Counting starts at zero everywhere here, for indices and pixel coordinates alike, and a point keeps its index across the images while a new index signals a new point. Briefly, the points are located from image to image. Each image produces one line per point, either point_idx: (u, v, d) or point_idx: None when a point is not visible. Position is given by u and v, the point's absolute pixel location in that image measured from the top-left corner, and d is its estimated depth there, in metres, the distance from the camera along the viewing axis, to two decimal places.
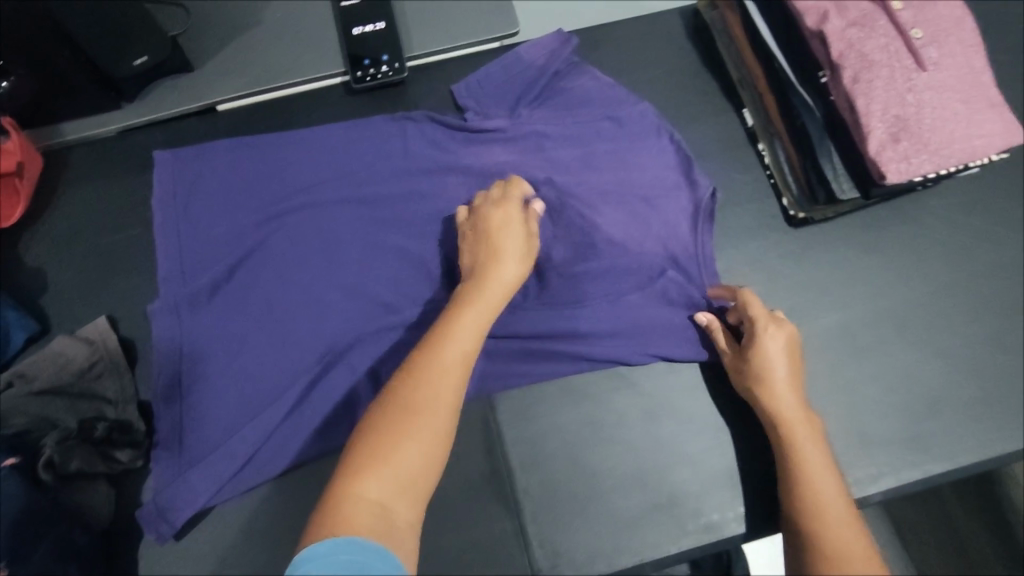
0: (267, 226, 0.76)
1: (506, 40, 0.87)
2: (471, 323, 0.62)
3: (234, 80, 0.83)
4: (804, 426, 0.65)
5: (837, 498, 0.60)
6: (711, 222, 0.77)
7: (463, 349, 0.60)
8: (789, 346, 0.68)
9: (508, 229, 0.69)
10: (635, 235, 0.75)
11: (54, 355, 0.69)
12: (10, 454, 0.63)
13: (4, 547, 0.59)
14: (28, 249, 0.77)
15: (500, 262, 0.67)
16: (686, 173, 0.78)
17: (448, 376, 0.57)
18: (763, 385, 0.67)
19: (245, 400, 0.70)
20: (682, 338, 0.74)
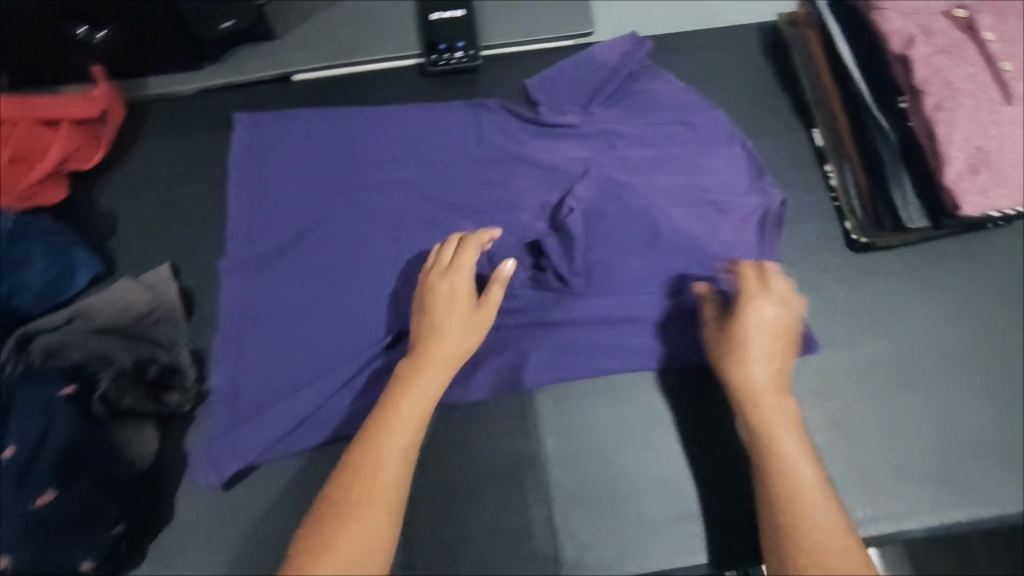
0: (343, 194, 0.79)
1: (580, 39, 0.88)
2: (410, 413, 0.61)
3: (313, 53, 0.85)
4: (779, 415, 0.62)
5: (817, 490, 0.58)
6: (779, 230, 0.79)
7: (401, 443, 0.60)
8: (778, 323, 0.66)
9: (450, 306, 0.67)
10: (705, 230, 0.78)
11: (117, 297, 0.72)
12: (66, 382, 0.66)
13: (51, 474, 0.61)
14: (102, 193, 0.80)
15: (440, 341, 0.65)
16: (757, 183, 0.81)
17: (385, 469, 0.58)
18: (743, 367, 0.65)
19: (303, 359, 0.72)
20: None
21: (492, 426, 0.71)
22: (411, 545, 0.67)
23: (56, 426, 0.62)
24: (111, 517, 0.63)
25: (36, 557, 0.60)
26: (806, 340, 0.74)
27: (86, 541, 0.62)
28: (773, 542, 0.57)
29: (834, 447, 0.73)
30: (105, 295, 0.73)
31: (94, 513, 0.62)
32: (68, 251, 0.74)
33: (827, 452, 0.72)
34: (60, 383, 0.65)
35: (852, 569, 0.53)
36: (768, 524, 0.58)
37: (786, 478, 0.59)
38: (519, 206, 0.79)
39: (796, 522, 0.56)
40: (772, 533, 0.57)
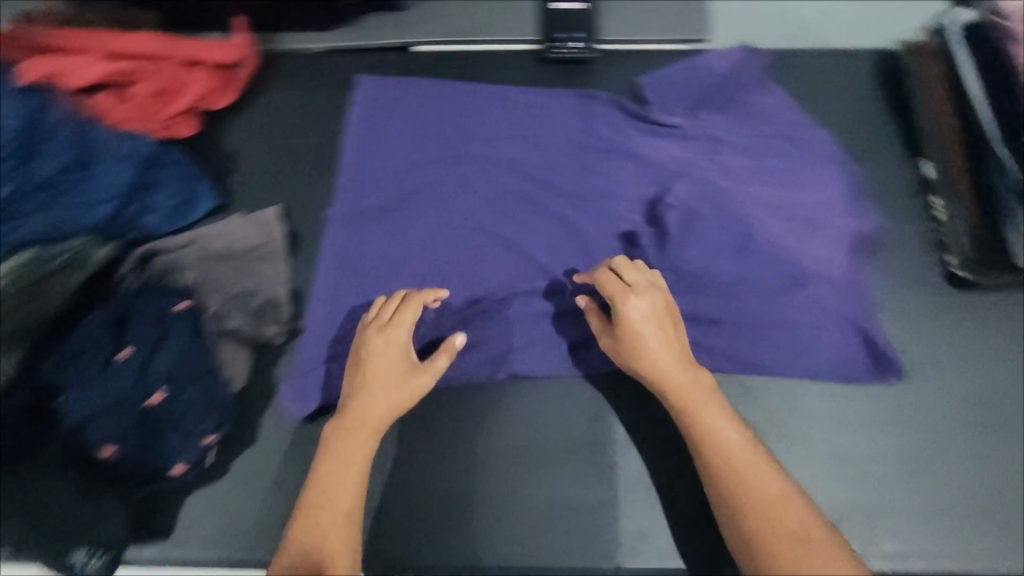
0: (449, 165, 0.82)
1: (695, 44, 0.89)
2: (347, 479, 0.63)
3: (436, 27, 0.89)
4: (691, 391, 0.65)
5: (744, 452, 0.62)
6: (872, 254, 0.78)
7: (342, 507, 0.62)
8: (652, 314, 0.68)
9: (385, 363, 0.68)
10: (796, 245, 0.77)
11: (233, 230, 0.77)
12: (183, 298, 0.71)
13: (165, 375, 0.66)
14: (227, 133, 0.85)
15: (373, 403, 0.66)
16: (858, 205, 0.80)
17: (331, 543, 0.59)
18: (642, 359, 0.66)
19: None
20: (826, 362, 0.74)
21: (565, 403, 0.72)
22: (473, 505, 0.69)
23: (173, 334, 0.68)
24: (207, 425, 0.67)
25: (138, 451, 0.64)
26: (891, 363, 0.73)
27: (182, 443, 0.66)
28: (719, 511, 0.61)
29: (905, 479, 0.71)
30: (222, 227, 0.77)
31: (195, 419, 0.66)
32: (193, 181, 0.79)
33: (899, 483, 0.71)
34: (175, 297, 0.71)
35: (795, 516, 0.58)
36: (712, 497, 0.62)
37: (710, 446, 0.63)
38: (618, 198, 0.81)
39: (732, 488, 0.60)
40: (719, 505, 0.61)
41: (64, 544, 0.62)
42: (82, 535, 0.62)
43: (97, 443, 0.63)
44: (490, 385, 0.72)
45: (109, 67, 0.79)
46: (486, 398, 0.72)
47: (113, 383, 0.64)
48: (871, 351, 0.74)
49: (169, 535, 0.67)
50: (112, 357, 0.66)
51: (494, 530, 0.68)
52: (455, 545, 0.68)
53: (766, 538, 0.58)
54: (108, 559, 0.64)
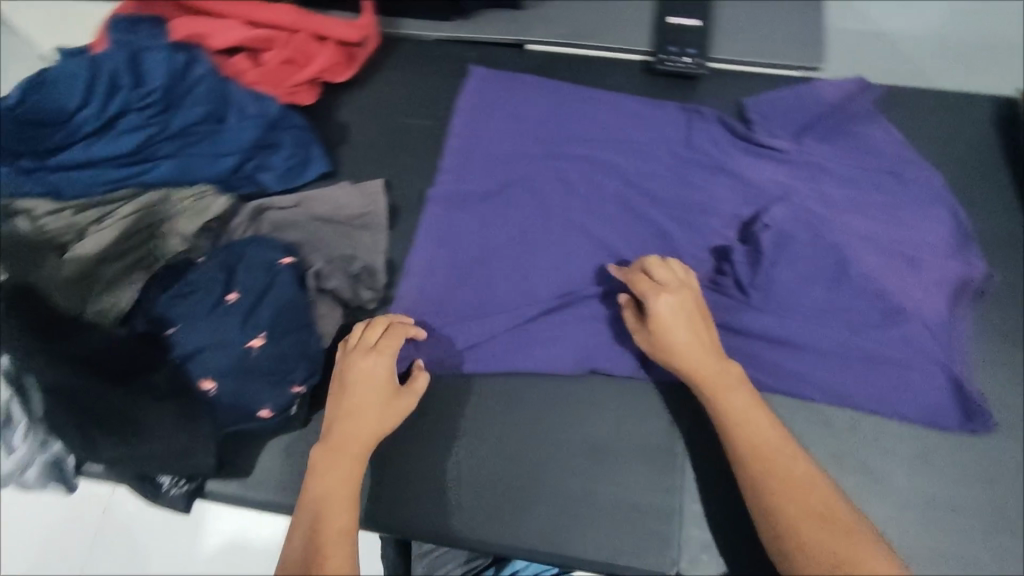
0: (549, 160, 0.84)
1: (806, 72, 0.89)
2: (341, 496, 0.62)
3: (551, 29, 0.92)
4: (719, 380, 0.64)
5: (770, 434, 0.62)
6: (971, 300, 0.76)
7: (339, 523, 0.61)
8: (682, 309, 0.67)
9: (371, 386, 0.67)
10: (893, 281, 0.76)
11: (338, 196, 0.80)
12: (286, 254, 0.73)
13: (267, 322, 0.68)
14: (341, 106, 0.90)
15: (360, 424, 0.65)
16: (961, 250, 0.78)
17: (334, 560, 0.58)
18: (674, 352, 0.66)
19: (481, 295, 0.77)
20: (913, 404, 0.72)
21: (643, 405, 0.72)
22: (540, 491, 0.69)
23: (277, 284, 0.70)
24: (297, 376, 0.69)
25: (232, 392, 0.67)
26: (983, 416, 0.71)
27: (272, 391, 0.68)
28: (745, 491, 0.61)
29: (983, 532, 0.69)
30: (329, 193, 0.80)
31: (287, 369, 0.68)
32: (308, 146, 0.83)
33: (977, 535, 0.68)
34: (281, 253, 0.73)
35: (820, 499, 0.59)
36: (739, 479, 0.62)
37: (739, 428, 0.63)
38: (714, 212, 0.81)
39: (760, 469, 0.60)
40: (747, 488, 0.61)
41: (158, 468, 0.65)
42: (176, 461, 0.65)
43: (197, 378, 0.66)
44: (567, 378, 0.73)
45: (250, 34, 0.85)
46: (566, 388, 0.73)
47: (219, 323, 0.67)
48: (962, 400, 0.71)
49: (248, 476, 0.70)
50: (219, 301, 0.69)
51: (559, 521, 0.68)
52: (519, 529, 0.68)
53: (793, 519, 0.58)
54: (193, 488, 0.68)
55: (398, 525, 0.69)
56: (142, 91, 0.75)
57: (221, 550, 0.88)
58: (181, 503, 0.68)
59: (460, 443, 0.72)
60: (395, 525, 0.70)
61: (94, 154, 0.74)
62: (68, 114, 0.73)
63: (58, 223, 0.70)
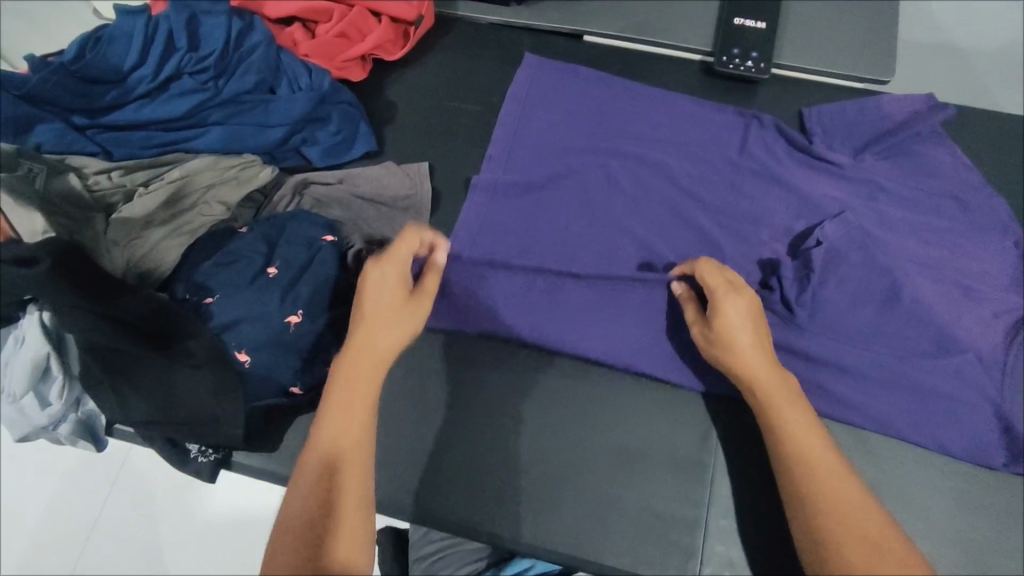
0: (597, 155, 0.82)
1: (872, 85, 0.86)
2: (354, 401, 0.60)
3: (611, 21, 0.89)
4: (780, 394, 0.62)
5: (827, 456, 0.59)
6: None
7: (355, 436, 0.59)
8: (750, 313, 0.65)
9: (388, 293, 0.64)
10: (948, 310, 0.73)
11: (382, 177, 0.79)
12: (328, 232, 0.73)
13: (306, 298, 0.68)
14: (391, 85, 0.88)
15: (379, 332, 0.63)
16: (1021, 285, 0.75)
17: (348, 467, 0.58)
18: (738, 354, 0.64)
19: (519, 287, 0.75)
20: (956, 439, 0.69)
21: (676, 415, 0.70)
22: (565, 493, 0.68)
23: (319, 261, 0.70)
24: (331, 354, 0.69)
25: (266, 366, 0.66)
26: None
27: (305, 366, 0.68)
28: (792, 510, 0.59)
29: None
30: (373, 172, 0.79)
31: (322, 347, 0.68)
32: (355, 124, 0.82)
33: None
34: (323, 229, 0.73)
35: (875, 526, 0.56)
36: (786, 495, 0.60)
37: (794, 443, 0.60)
38: (764, 223, 0.79)
39: (811, 490, 0.58)
40: (795, 505, 0.59)
41: (187, 436, 0.65)
42: (207, 430, 0.65)
43: (233, 348, 0.66)
44: (600, 381, 0.72)
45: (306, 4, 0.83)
46: (601, 390, 0.72)
47: (259, 296, 0.67)
48: (1009, 441, 0.68)
49: (275, 451, 0.70)
50: (260, 273, 0.69)
51: (583, 524, 0.67)
52: (542, 528, 0.67)
53: (843, 542, 0.55)
54: (219, 457, 0.68)
55: (420, 514, 0.69)
56: (197, 56, 0.75)
57: (235, 518, 0.88)
58: (207, 472, 0.68)
59: (487, 436, 0.71)
60: (416, 512, 0.69)
61: (146, 116, 0.73)
62: (123, 74, 0.73)
63: (107, 182, 0.70)
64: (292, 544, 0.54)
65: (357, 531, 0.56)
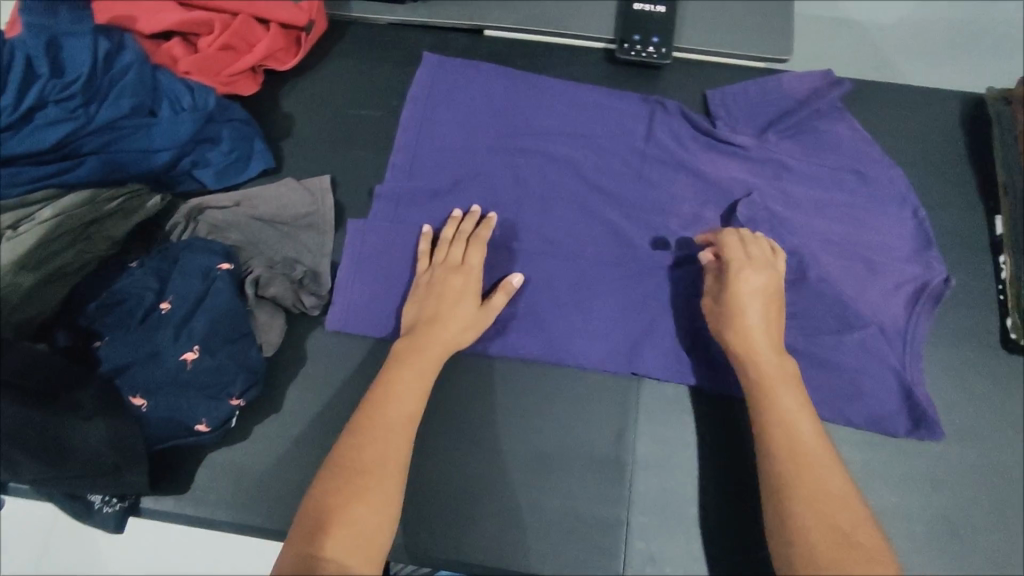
0: (502, 155, 0.80)
1: (773, 63, 0.86)
2: (413, 384, 0.65)
3: (510, 13, 0.87)
4: (777, 376, 0.63)
5: (816, 446, 0.60)
6: (932, 307, 0.74)
7: (408, 412, 0.64)
8: (771, 290, 0.67)
9: (458, 297, 0.70)
10: (851, 285, 0.75)
11: (281, 195, 0.77)
12: (225, 259, 0.70)
13: (202, 334, 0.65)
14: (287, 97, 0.85)
15: (442, 327, 0.68)
16: (920, 254, 0.76)
17: (393, 439, 0.62)
18: (739, 328, 0.66)
19: None
20: (863, 412, 0.71)
21: (594, 414, 0.71)
22: (488, 502, 0.68)
23: (214, 292, 0.67)
24: (236, 387, 0.66)
25: (166, 407, 0.64)
26: (933, 424, 0.70)
27: (210, 403, 0.65)
28: (767, 501, 0.60)
29: (932, 535, 0.68)
30: (271, 192, 0.77)
31: (226, 380, 0.65)
32: (248, 141, 0.80)
33: (924, 541, 0.68)
34: (220, 257, 0.70)
35: (849, 517, 0.57)
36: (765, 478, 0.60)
37: (785, 435, 0.61)
38: (673, 213, 0.78)
39: (789, 481, 0.59)
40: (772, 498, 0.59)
41: (87, 488, 0.63)
42: (107, 479, 0.63)
43: (127, 394, 0.64)
44: (515, 386, 0.72)
45: (184, 16, 0.79)
46: (522, 395, 0.71)
47: (150, 335, 0.66)
48: (912, 408, 0.70)
49: (186, 491, 0.69)
50: (151, 310, 0.67)
51: (509, 531, 0.67)
52: (465, 538, 0.67)
53: (814, 530, 0.56)
54: (126, 505, 0.67)
55: None
56: (60, 82, 0.68)
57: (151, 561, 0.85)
58: (112, 522, 0.66)
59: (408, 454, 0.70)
60: None
61: (12, 151, 0.66)
62: None
63: None
64: (333, 492, 0.58)
65: (386, 496, 0.60)
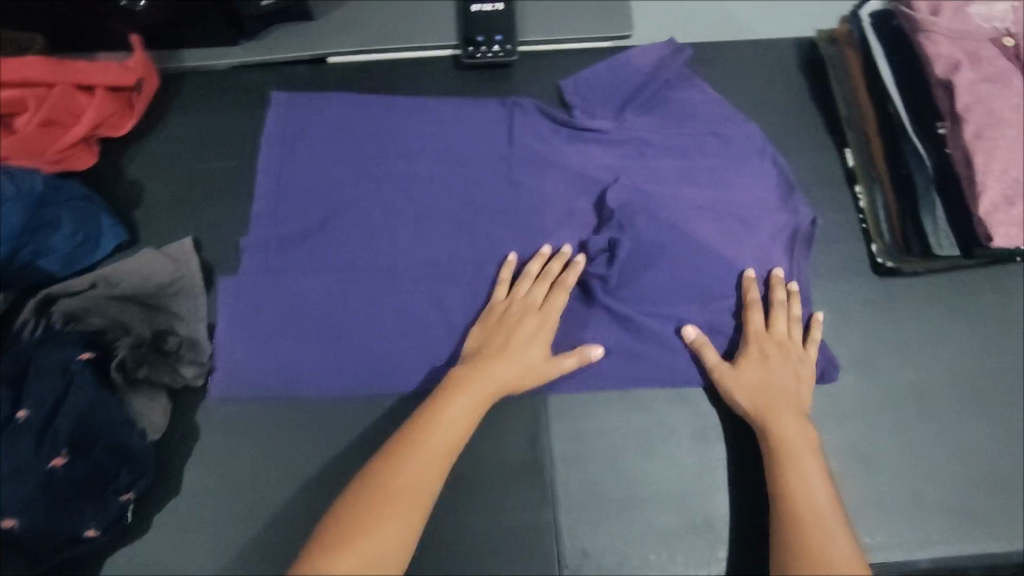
0: (367, 186, 0.78)
1: (617, 41, 0.87)
2: (458, 413, 0.63)
3: (350, 37, 0.85)
4: (798, 442, 0.64)
5: (830, 518, 0.59)
6: (808, 250, 0.76)
7: (448, 444, 0.62)
8: (797, 371, 0.68)
9: (530, 337, 0.68)
10: (729, 245, 0.75)
11: (140, 266, 0.72)
12: (85, 348, 0.66)
13: (68, 434, 0.62)
14: (131, 163, 0.81)
15: (503, 360, 0.67)
16: (786, 200, 0.78)
17: (428, 469, 0.60)
18: (754, 394, 0.67)
19: (325, 344, 0.72)
20: None
21: (502, 423, 0.70)
22: None
23: (76, 387, 0.63)
24: (120, 483, 0.63)
25: (44, 521, 0.60)
26: (824, 366, 0.71)
27: (95, 506, 0.62)
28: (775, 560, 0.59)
29: (845, 468, 0.69)
30: (130, 263, 0.72)
31: (106, 479, 0.63)
32: (94, 217, 0.75)
33: (839, 476, 0.68)
34: (79, 347, 0.66)
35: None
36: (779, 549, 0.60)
37: (795, 498, 0.61)
38: (545, 210, 0.78)
39: (797, 539, 0.59)
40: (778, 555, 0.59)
41: None
42: None
43: None
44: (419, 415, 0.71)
45: None
46: None
47: (12, 448, 0.61)
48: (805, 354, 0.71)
49: None
50: (9, 421, 0.62)
51: (438, 561, 0.66)
52: None
53: None
54: None
55: None
56: None
57: None
58: None
59: (326, 506, 0.68)
60: None
61: None
62: None
63: None
64: (358, 517, 0.57)
65: (407, 527, 0.57)
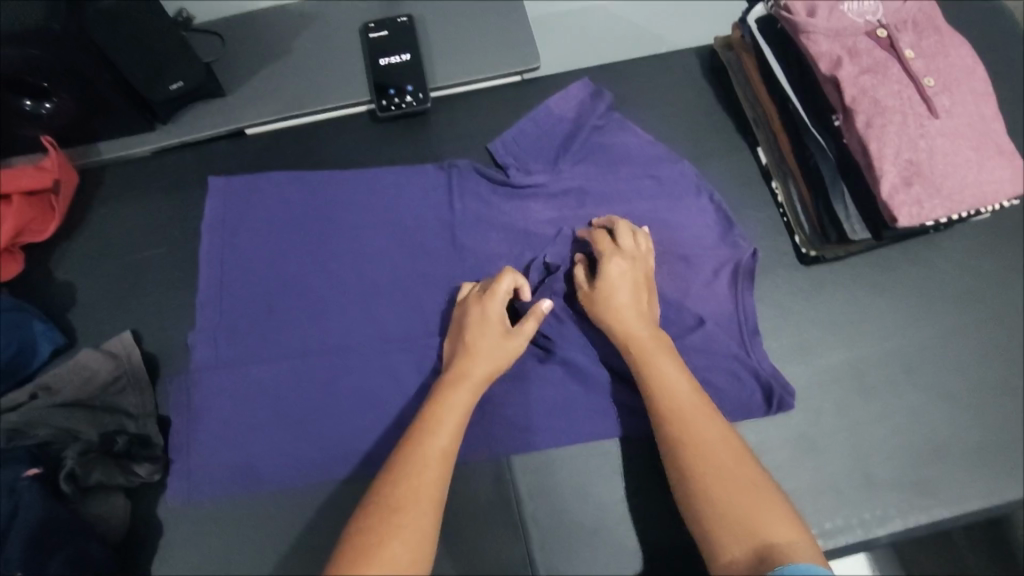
0: (311, 273, 0.78)
1: (527, 74, 0.90)
2: (450, 416, 0.63)
3: (264, 107, 0.86)
4: (651, 347, 0.66)
5: (698, 417, 0.61)
6: (752, 284, 0.77)
7: (440, 446, 0.60)
8: (645, 281, 0.70)
9: (486, 326, 0.68)
10: (676, 287, 0.75)
11: (78, 367, 0.72)
12: (31, 464, 0.65)
13: (20, 557, 0.60)
14: (59, 263, 0.80)
15: (475, 358, 0.67)
16: (726, 234, 0.79)
17: (428, 474, 0.58)
18: (609, 306, 0.68)
19: (288, 437, 0.72)
20: (725, 406, 0.71)
21: (464, 467, 0.71)
22: None
23: (23, 506, 0.62)
24: None
25: None
26: (782, 397, 0.71)
27: None
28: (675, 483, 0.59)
29: (799, 457, 0.71)
30: (68, 366, 0.71)
31: None
32: (28, 325, 0.74)
33: (792, 466, 0.71)
34: (26, 463, 0.65)
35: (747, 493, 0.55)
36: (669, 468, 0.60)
37: (669, 416, 0.61)
38: (481, 253, 0.79)
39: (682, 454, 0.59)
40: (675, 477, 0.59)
41: None
42: None
43: None
44: None
45: None
46: None
47: None
48: (763, 388, 0.72)
49: None
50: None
51: None
52: None
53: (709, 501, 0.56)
54: None
55: None
56: None
57: None
58: None
59: None
60: None
61: None
62: None
63: None
64: (369, 531, 0.54)
65: (421, 533, 0.55)
